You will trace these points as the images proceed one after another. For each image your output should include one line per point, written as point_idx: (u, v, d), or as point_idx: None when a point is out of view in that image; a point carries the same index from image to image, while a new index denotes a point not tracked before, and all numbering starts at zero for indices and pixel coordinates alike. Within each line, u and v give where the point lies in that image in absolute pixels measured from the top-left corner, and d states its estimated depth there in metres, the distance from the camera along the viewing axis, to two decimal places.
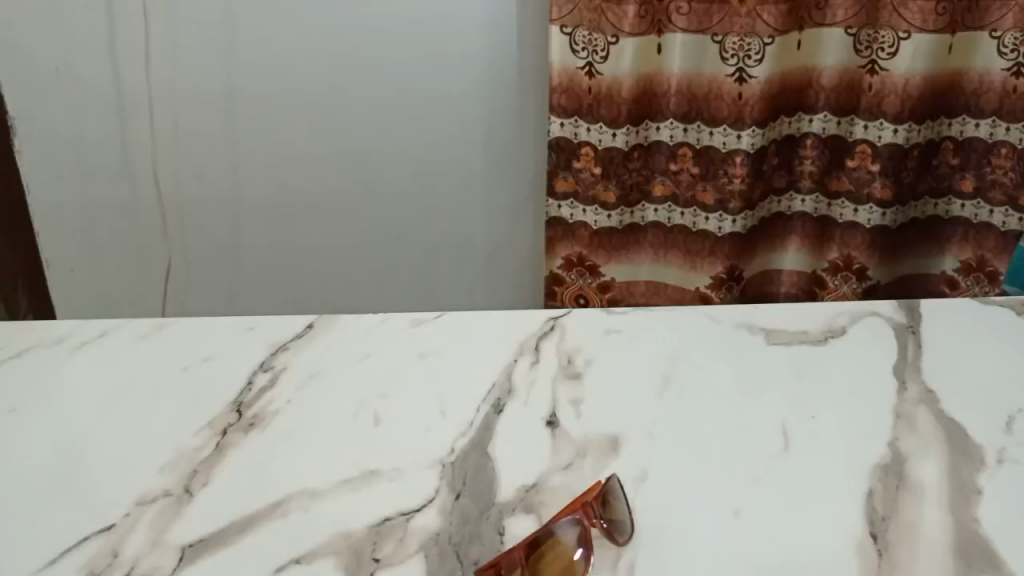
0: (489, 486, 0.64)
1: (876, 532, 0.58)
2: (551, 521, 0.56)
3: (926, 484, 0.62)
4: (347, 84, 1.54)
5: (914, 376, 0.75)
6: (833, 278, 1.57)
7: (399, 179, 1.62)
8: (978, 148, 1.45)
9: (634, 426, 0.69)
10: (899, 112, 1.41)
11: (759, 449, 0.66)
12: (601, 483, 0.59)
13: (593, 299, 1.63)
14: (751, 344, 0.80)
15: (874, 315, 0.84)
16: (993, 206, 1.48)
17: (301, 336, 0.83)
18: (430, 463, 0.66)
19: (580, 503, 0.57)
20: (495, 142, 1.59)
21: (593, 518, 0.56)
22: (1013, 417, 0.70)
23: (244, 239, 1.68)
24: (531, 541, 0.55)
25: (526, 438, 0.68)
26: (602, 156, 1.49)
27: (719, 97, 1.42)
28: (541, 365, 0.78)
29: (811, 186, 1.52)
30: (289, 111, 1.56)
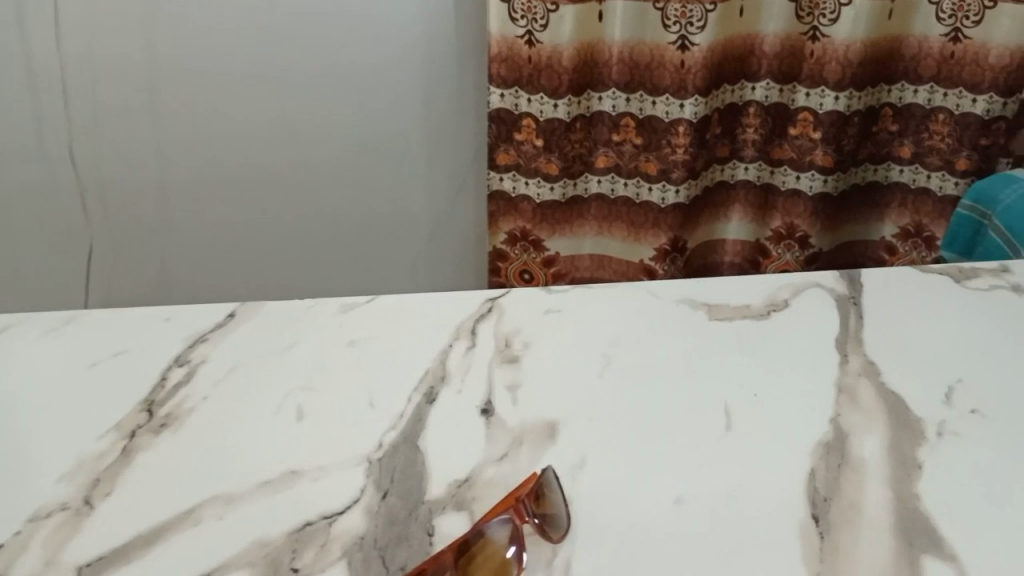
0: (419, 482, 0.60)
1: (818, 514, 0.56)
2: (481, 523, 0.53)
3: (869, 462, 0.61)
4: (277, 56, 1.46)
5: (855, 349, 0.74)
6: (776, 246, 1.57)
7: (335, 154, 1.56)
8: (916, 114, 1.46)
9: (572, 410, 0.66)
10: (840, 81, 1.39)
11: (700, 430, 0.64)
12: (534, 477, 0.57)
13: (537, 275, 1.61)
14: (693, 320, 0.78)
15: (817, 286, 0.83)
16: (930, 172, 1.49)
17: (221, 326, 0.78)
18: (356, 460, 0.62)
19: (513, 500, 0.55)
20: (433, 115, 1.53)
21: (525, 516, 0.54)
22: (953, 387, 0.69)
23: (172, 220, 1.60)
24: (458, 543, 0.52)
25: (459, 428, 0.65)
26: (543, 127, 1.45)
27: (662, 66, 1.39)
28: (476, 349, 0.75)
29: (754, 155, 1.52)
30: (215, 84, 1.47)
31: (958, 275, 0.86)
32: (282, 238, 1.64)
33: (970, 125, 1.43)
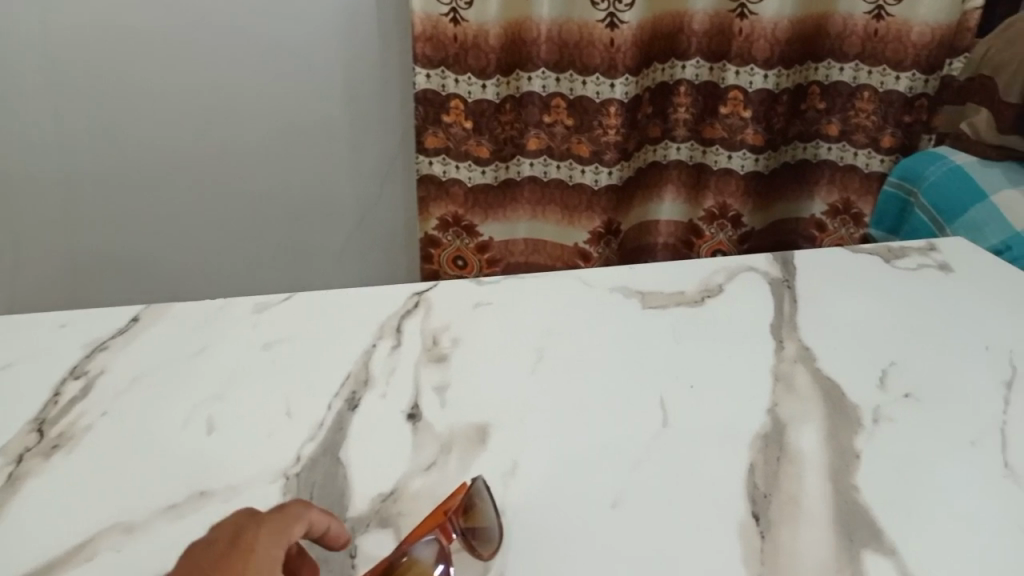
0: (341, 497, 0.56)
1: (758, 511, 0.54)
2: (405, 547, 0.50)
3: (807, 453, 0.59)
4: (186, 35, 1.36)
5: (790, 334, 0.73)
6: (708, 226, 1.57)
7: (253, 140, 1.48)
8: (843, 92, 1.46)
9: (503, 411, 0.63)
10: (769, 58, 1.39)
11: (636, 426, 0.62)
12: (461, 492, 0.54)
13: (471, 261, 1.57)
14: (626, 309, 0.76)
15: (750, 270, 0.82)
16: (856, 149, 1.51)
17: (124, 332, 0.72)
18: (272, 476, 0.58)
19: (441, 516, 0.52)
20: (357, 98, 1.47)
21: (451, 533, 0.51)
22: (886, 370, 0.69)
23: (80, 213, 1.50)
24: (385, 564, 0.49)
25: (384, 436, 0.61)
26: (472, 109, 1.41)
27: (591, 44, 1.35)
28: (402, 348, 0.70)
29: (686, 135, 1.50)
30: (120, 66, 1.38)
31: (886, 254, 0.86)
32: (201, 229, 1.56)
33: (894, 102, 1.45)
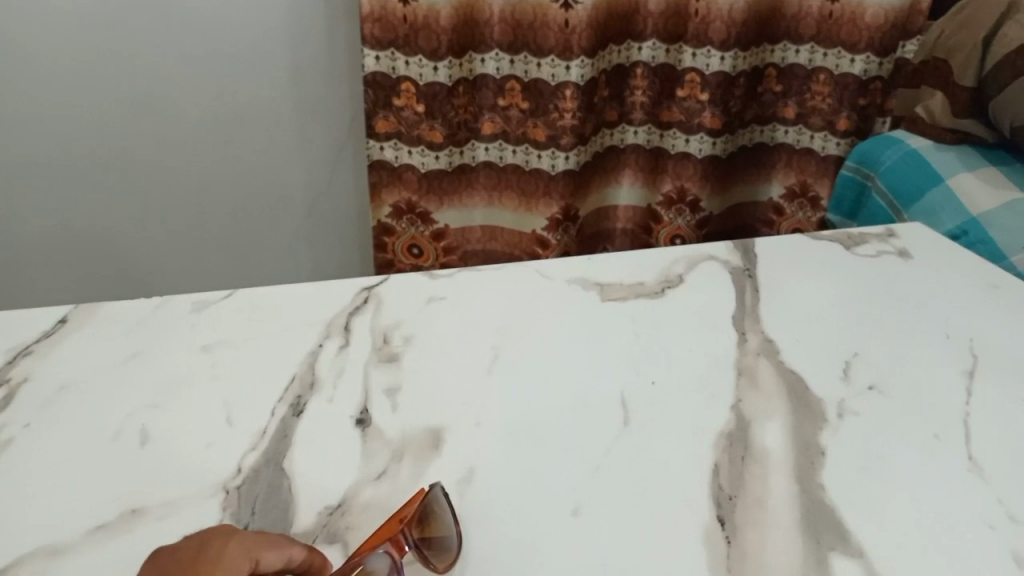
0: (285, 511, 0.52)
1: (723, 515, 0.53)
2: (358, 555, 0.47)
3: (772, 451, 0.58)
4: (119, 13, 1.29)
5: (753, 326, 0.71)
6: (667, 211, 1.55)
7: (194, 125, 1.41)
8: (799, 75, 1.45)
9: (458, 414, 0.60)
10: (725, 40, 1.37)
11: (596, 427, 0.59)
12: (420, 495, 0.51)
13: (427, 249, 1.53)
14: (585, 301, 0.73)
15: (710, 259, 0.80)
16: (813, 132, 1.50)
17: (50, 335, 0.67)
18: (211, 490, 0.54)
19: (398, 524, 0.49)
20: (303, 80, 1.41)
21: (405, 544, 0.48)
22: (849, 362, 0.67)
23: (10, 203, 1.42)
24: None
25: (331, 443, 0.58)
26: (424, 92, 1.36)
27: (546, 26, 1.31)
28: (350, 348, 0.67)
29: (643, 118, 1.48)
30: (47, 47, 1.30)
31: (847, 242, 0.86)
32: (142, 218, 1.49)
33: (849, 85, 1.45)
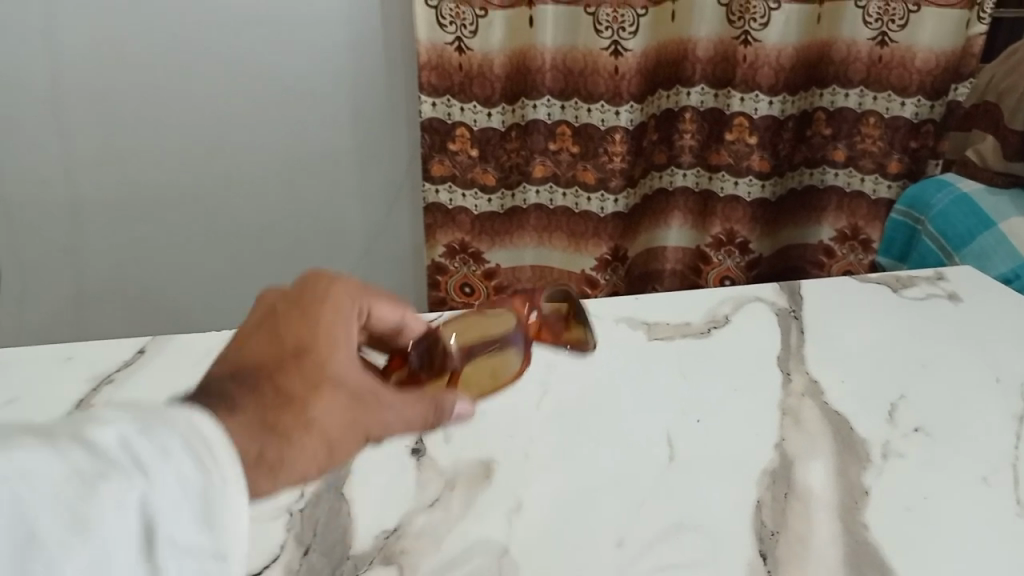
0: (343, 534, 0.56)
1: (765, 550, 0.54)
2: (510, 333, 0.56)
3: (815, 489, 0.59)
4: (191, 64, 1.38)
5: (797, 366, 0.72)
6: (716, 252, 1.56)
7: (260, 168, 1.49)
8: (848, 118, 1.46)
9: (507, 446, 0.63)
10: (773, 84, 1.39)
11: (642, 462, 0.61)
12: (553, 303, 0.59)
13: (478, 288, 1.57)
14: (632, 340, 0.76)
15: (757, 300, 0.82)
16: (864, 175, 1.50)
17: (129, 364, 0.73)
18: (276, 513, 0.57)
19: (524, 309, 0.57)
20: (363, 125, 1.48)
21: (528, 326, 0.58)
22: (895, 404, 0.68)
23: (87, 242, 1.51)
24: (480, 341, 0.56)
25: (387, 473, 0.61)
26: (478, 137, 1.42)
27: (596, 73, 1.36)
28: None
29: (692, 161, 1.51)
30: (125, 97, 1.39)
31: (894, 284, 0.86)
32: (207, 256, 1.56)
33: (900, 128, 1.44)
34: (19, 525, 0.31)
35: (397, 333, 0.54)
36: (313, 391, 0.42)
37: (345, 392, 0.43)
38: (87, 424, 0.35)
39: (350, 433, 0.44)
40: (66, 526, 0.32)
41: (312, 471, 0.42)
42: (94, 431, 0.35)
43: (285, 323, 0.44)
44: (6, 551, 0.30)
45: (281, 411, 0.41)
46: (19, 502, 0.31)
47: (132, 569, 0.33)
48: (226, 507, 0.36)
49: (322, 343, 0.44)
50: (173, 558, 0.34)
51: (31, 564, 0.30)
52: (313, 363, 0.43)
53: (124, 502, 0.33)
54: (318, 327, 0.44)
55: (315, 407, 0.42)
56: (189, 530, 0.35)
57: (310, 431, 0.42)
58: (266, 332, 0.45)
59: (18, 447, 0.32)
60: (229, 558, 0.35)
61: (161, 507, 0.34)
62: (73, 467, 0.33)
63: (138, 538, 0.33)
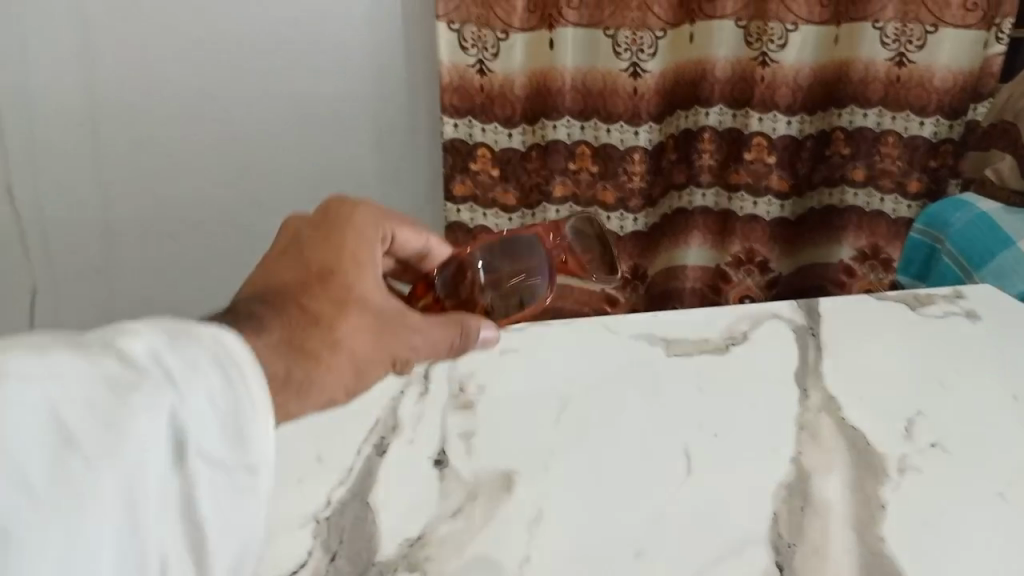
0: (370, 541, 0.57)
1: (782, 560, 0.55)
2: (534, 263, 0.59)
3: (831, 503, 0.60)
4: (222, 86, 1.43)
5: (814, 383, 0.73)
6: (736, 271, 1.57)
7: (286, 187, 1.52)
8: (868, 137, 1.46)
9: (528, 458, 0.64)
10: (791, 104, 1.41)
11: (661, 475, 0.62)
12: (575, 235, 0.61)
13: None
14: (650, 356, 0.77)
15: (774, 317, 0.83)
16: (883, 194, 1.50)
17: None
18: (303, 521, 0.59)
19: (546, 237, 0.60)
20: (386, 145, 1.51)
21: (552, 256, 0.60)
22: (912, 420, 0.69)
23: (118, 259, 1.54)
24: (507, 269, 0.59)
25: (411, 482, 0.62)
26: (499, 157, 1.45)
27: (615, 94, 1.39)
28: (429, 394, 0.72)
29: (711, 181, 1.53)
30: (157, 118, 1.44)
31: (911, 301, 0.87)
32: (234, 274, 1.58)
33: (919, 147, 1.45)
34: (62, 423, 0.34)
35: (421, 257, 0.62)
36: (340, 312, 0.51)
37: (370, 316, 0.52)
38: (119, 335, 0.38)
39: (378, 352, 0.52)
40: (105, 427, 0.35)
41: (342, 388, 0.50)
42: (126, 342, 0.38)
43: (314, 252, 0.53)
44: (52, 447, 0.33)
45: (311, 331, 0.50)
46: (62, 403, 0.34)
47: (165, 471, 0.37)
48: (249, 422, 0.40)
49: (350, 271, 0.53)
50: (202, 463, 0.38)
51: (76, 458, 0.33)
52: (341, 286, 0.52)
53: (158, 405, 0.37)
54: (345, 257, 0.53)
55: (341, 326, 0.51)
56: (215, 440, 0.39)
57: (338, 349, 0.50)
58: (298, 258, 0.53)
59: (57, 355, 0.35)
60: (252, 465, 0.39)
61: (191, 417, 0.38)
62: (110, 375, 0.36)
63: (170, 439, 0.37)
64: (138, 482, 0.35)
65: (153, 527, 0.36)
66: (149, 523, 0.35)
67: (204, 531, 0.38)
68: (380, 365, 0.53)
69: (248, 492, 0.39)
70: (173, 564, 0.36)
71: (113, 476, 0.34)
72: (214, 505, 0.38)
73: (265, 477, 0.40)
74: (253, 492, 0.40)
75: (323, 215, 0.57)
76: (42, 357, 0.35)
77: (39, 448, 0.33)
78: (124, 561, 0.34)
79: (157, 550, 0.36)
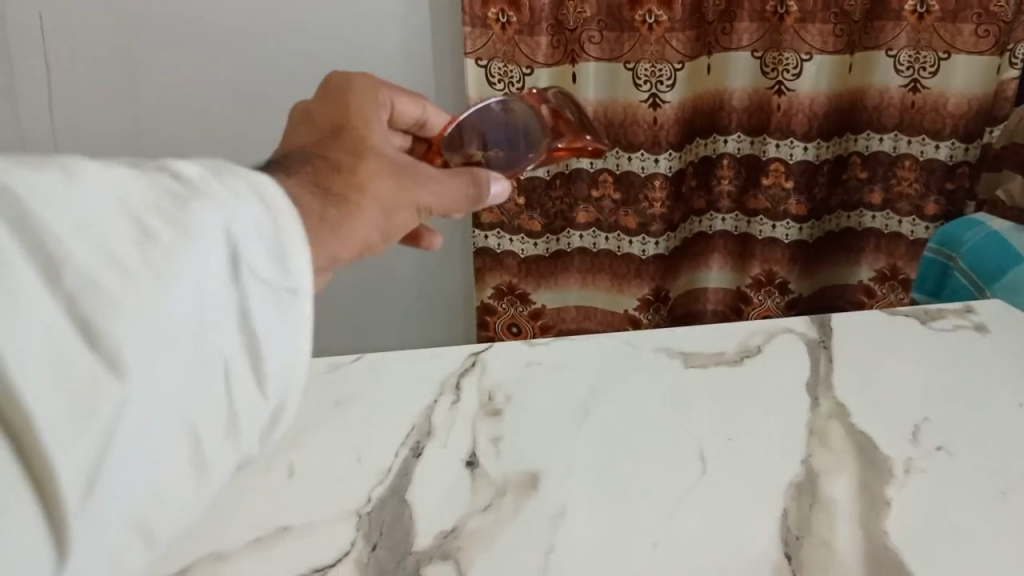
0: (407, 534, 0.62)
1: (790, 551, 0.59)
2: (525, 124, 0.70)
3: (837, 501, 0.64)
4: (263, 116, 1.53)
5: (825, 392, 0.77)
6: (756, 292, 1.60)
7: None
8: (883, 161, 1.50)
9: (552, 459, 0.69)
10: (808, 131, 1.46)
11: (677, 474, 0.67)
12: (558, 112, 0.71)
13: (525, 328, 1.63)
14: (668, 368, 0.81)
15: (788, 331, 0.87)
16: (901, 217, 1.54)
17: None
18: (345, 514, 0.64)
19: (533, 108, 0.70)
20: None
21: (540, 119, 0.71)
22: (919, 425, 0.72)
23: None
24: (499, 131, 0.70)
25: (444, 481, 0.67)
26: (524, 186, 1.51)
27: (635, 123, 1.45)
28: (460, 404, 0.77)
29: (730, 206, 1.57)
30: (201, 146, 1.54)
31: (923, 317, 0.90)
32: None
33: (935, 170, 1.48)
34: (139, 221, 0.37)
35: (421, 125, 0.73)
36: (358, 158, 0.55)
37: (388, 164, 0.56)
38: (172, 161, 0.41)
39: (399, 194, 0.56)
40: (170, 228, 0.38)
41: (376, 228, 0.53)
42: (179, 166, 0.41)
43: (324, 117, 0.60)
44: (129, 241, 0.36)
45: (337, 178, 0.53)
46: (131, 203, 0.37)
47: (220, 280, 0.39)
48: (291, 247, 0.42)
49: (361, 130, 0.59)
50: (253, 280, 0.40)
51: (150, 251, 0.37)
52: (355, 141, 0.57)
53: (212, 218, 0.39)
54: (352, 117, 0.60)
55: (363, 170, 0.55)
56: (263, 259, 0.41)
57: (364, 190, 0.54)
58: (311, 125, 0.60)
59: (123, 169, 0.38)
60: (297, 289, 0.42)
61: (241, 232, 0.40)
62: (169, 191, 0.39)
63: (225, 255, 0.40)
64: (200, 283, 0.38)
65: (214, 331, 0.39)
66: (210, 326, 0.39)
67: (259, 342, 0.41)
68: (405, 206, 0.57)
69: (296, 313, 0.42)
70: (235, 371, 0.40)
71: (180, 269, 0.37)
72: (266, 320, 0.41)
73: (309, 299, 0.42)
74: (299, 313, 0.42)
75: (322, 94, 0.64)
76: (111, 167, 0.38)
77: (119, 238, 0.36)
78: (192, 356, 0.38)
79: (218, 351, 0.39)
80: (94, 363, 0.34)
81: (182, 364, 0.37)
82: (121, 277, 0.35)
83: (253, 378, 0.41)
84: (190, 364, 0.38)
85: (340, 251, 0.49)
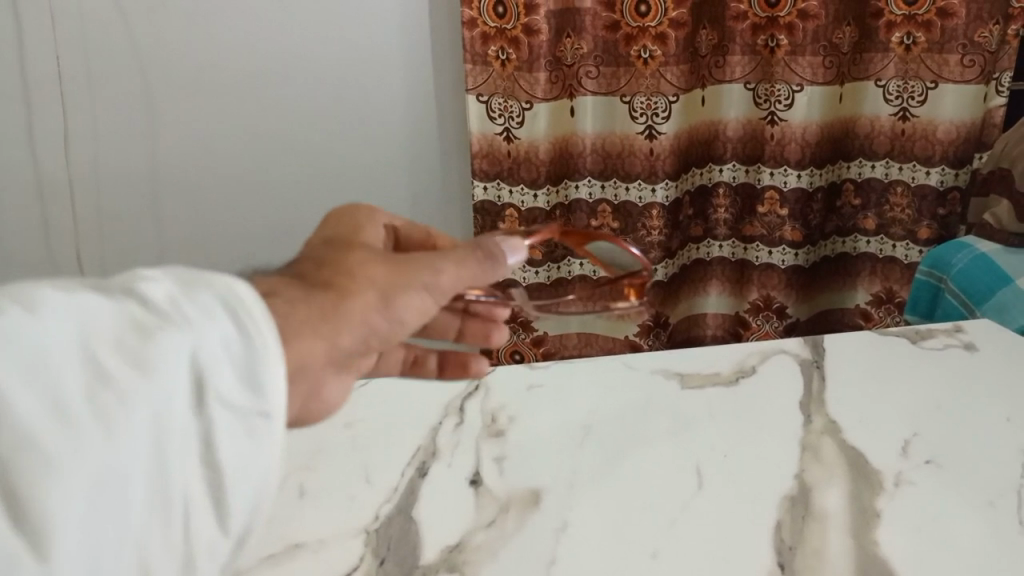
0: (414, 548, 0.65)
1: (784, 561, 0.61)
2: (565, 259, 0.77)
3: (831, 512, 0.66)
4: (271, 164, 1.61)
5: (819, 410, 0.80)
6: (755, 317, 1.63)
7: None
8: (876, 189, 1.54)
9: (554, 478, 0.71)
10: (801, 159, 1.49)
11: (673, 490, 0.69)
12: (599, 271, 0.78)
13: (528, 354, 1.67)
14: (668, 389, 0.84)
15: (782, 352, 0.90)
16: (895, 241, 1.56)
17: None
18: (356, 531, 0.67)
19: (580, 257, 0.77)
20: (421, 204, 1.65)
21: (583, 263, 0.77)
22: (908, 440, 0.75)
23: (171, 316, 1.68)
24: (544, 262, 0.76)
25: (448, 500, 0.70)
26: (526, 217, 1.54)
27: (633, 154, 1.49)
28: (464, 426, 0.79)
29: (727, 233, 1.61)
30: (211, 185, 1.61)
31: (913, 337, 0.93)
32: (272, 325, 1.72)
33: (928, 196, 1.50)
34: (93, 358, 0.33)
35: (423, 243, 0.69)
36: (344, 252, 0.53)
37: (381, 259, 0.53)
38: (137, 280, 0.38)
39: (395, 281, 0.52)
40: (129, 367, 0.33)
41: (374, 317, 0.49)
42: (144, 287, 0.37)
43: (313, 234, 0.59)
44: (79, 382, 0.32)
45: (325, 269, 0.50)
46: (85, 338, 0.33)
47: (184, 413, 0.35)
48: (266, 369, 0.38)
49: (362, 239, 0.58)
50: (222, 407, 0.36)
51: (101, 400, 0.32)
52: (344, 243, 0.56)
53: (177, 348, 0.35)
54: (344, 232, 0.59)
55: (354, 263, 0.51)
56: (233, 383, 0.37)
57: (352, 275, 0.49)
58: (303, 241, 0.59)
59: (79, 295, 0.35)
60: (267, 409, 0.38)
61: (208, 358, 0.36)
62: (129, 318, 0.35)
63: (190, 384, 0.35)
64: (158, 423, 0.34)
65: (175, 471, 0.34)
66: (170, 467, 0.34)
67: (223, 478, 0.36)
68: (398, 286, 0.51)
69: (266, 441, 0.38)
70: (196, 508, 0.35)
71: (131, 414, 0.33)
72: (233, 452, 0.36)
73: (281, 424, 0.38)
74: (270, 439, 0.38)
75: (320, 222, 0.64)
76: (67, 297, 0.34)
77: (67, 382, 0.32)
78: (145, 505, 0.33)
79: (179, 493, 0.34)
80: (25, 537, 0.29)
81: (133, 516, 0.33)
82: (65, 433, 0.31)
83: (215, 514, 0.36)
84: (144, 508, 0.33)
85: (336, 338, 0.46)
